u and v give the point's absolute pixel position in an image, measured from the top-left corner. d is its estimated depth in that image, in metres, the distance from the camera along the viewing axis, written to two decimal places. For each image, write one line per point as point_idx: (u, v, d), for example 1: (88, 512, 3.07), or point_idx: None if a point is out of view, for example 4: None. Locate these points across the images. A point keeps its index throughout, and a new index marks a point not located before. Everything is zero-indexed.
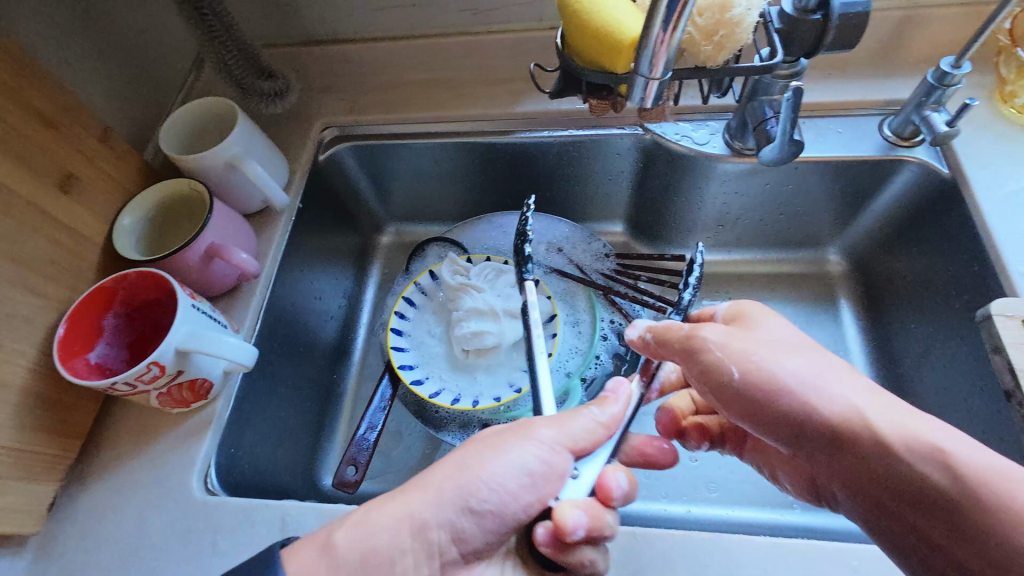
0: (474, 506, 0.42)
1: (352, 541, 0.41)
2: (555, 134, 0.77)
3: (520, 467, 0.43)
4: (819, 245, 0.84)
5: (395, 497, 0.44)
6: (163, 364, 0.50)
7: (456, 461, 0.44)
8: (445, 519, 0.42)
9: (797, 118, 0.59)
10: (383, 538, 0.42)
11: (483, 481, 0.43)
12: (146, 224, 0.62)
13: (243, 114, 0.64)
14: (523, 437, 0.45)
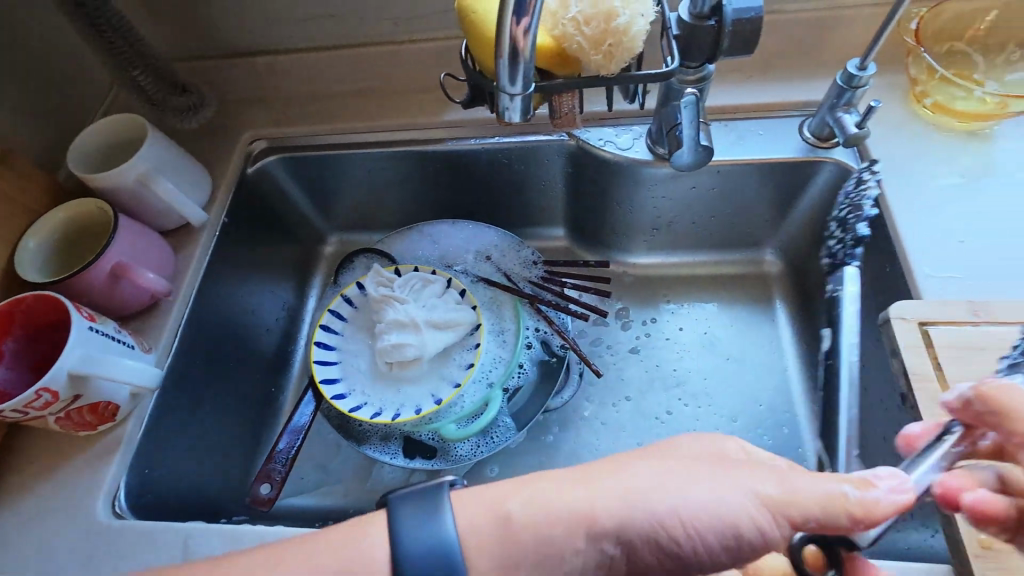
0: (654, 532, 0.38)
1: (540, 513, 0.38)
2: (483, 142, 0.77)
3: (703, 508, 0.38)
4: (758, 245, 0.84)
5: (590, 485, 0.39)
6: (54, 389, 0.50)
7: (678, 478, 0.40)
8: (616, 533, 0.38)
9: (699, 122, 0.60)
10: (559, 527, 0.38)
11: (665, 503, 0.38)
12: (53, 244, 0.61)
13: (152, 130, 0.63)
14: (733, 484, 0.39)
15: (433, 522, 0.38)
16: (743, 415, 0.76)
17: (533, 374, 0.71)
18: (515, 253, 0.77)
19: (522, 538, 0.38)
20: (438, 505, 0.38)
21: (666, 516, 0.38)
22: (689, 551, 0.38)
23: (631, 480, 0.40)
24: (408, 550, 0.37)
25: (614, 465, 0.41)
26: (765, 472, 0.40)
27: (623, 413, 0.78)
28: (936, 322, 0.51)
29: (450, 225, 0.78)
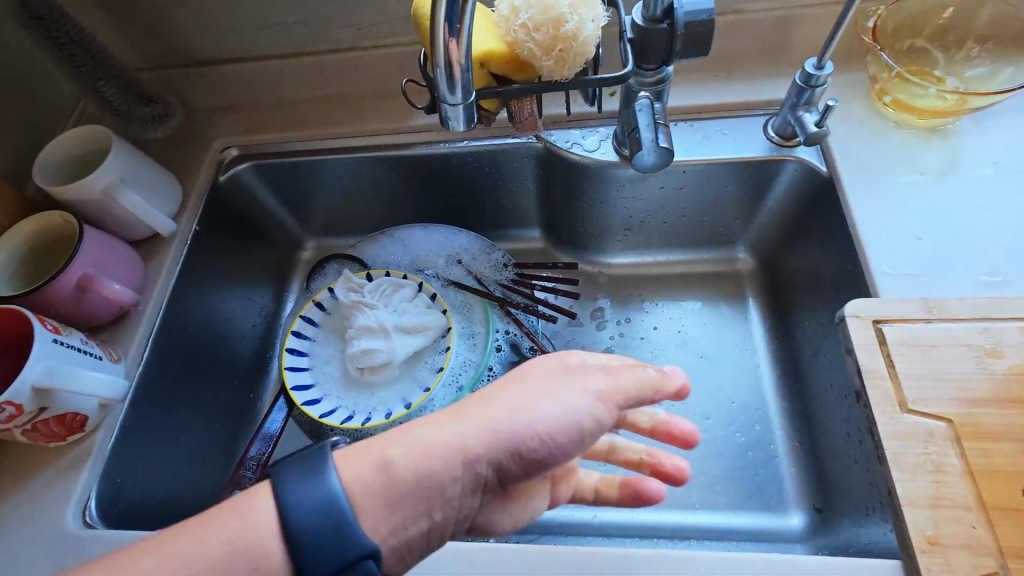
0: (517, 446, 0.42)
1: (420, 455, 0.41)
2: (452, 145, 0.78)
3: (557, 418, 0.42)
4: (730, 243, 0.84)
5: (458, 421, 0.42)
6: (18, 403, 0.50)
7: (531, 392, 0.44)
8: (489, 454, 0.42)
9: (657, 124, 0.60)
10: (439, 460, 0.41)
11: (522, 418, 0.42)
12: (20, 257, 0.62)
13: (118, 142, 0.64)
14: (571, 386, 0.44)
15: (319, 482, 0.38)
16: (715, 413, 0.76)
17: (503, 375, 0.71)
18: (486, 255, 0.78)
19: (408, 481, 0.40)
20: (322, 466, 0.39)
21: (529, 432, 0.42)
22: (550, 455, 0.43)
23: (491, 406, 0.43)
24: (294, 509, 0.37)
25: (480, 401, 0.44)
26: (596, 377, 0.45)
27: None
28: (891, 321, 0.51)
29: (422, 228, 0.78)
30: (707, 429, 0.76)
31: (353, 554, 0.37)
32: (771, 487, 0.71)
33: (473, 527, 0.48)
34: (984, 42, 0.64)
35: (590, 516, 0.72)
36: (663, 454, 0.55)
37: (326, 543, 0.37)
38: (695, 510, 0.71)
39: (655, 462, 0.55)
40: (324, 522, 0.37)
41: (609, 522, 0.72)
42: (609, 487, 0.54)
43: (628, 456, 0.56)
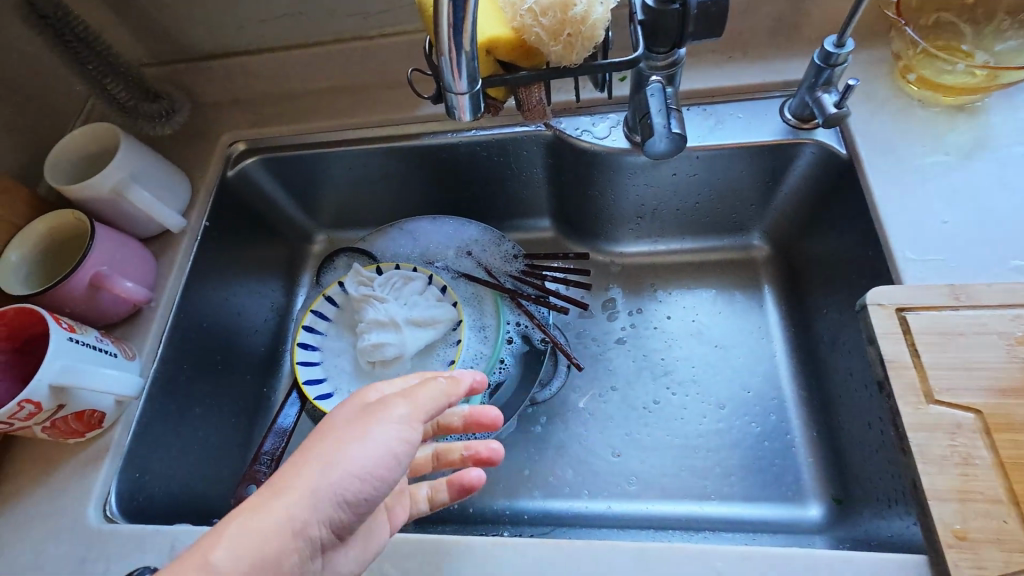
0: (342, 497, 0.36)
1: (245, 550, 0.33)
2: (460, 135, 0.76)
3: (373, 456, 0.37)
4: (745, 230, 0.82)
5: (270, 499, 0.35)
6: (37, 401, 0.51)
7: (340, 436, 0.37)
8: (317, 515, 0.35)
9: (670, 108, 0.59)
10: (265, 544, 0.33)
11: (335, 470, 0.36)
12: (34, 257, 0.62)
13: (126, 139, 0.64)
14: (378, 421, 0.38)
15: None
16: (730, 401, 0.76)
17: (515, 368, 0.70)
18: (495, 247, 0.77)
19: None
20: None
21: (351, 480, 0.36)
22: (381, 494, 0.38)
23: (296, 471, 0.36)
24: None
25: (283, 474, 0.36)
26: (397, 405, 0.40)
27: (610, 403, 0.79)
28: (919, 309, 0.49)
29: (429, 221, 0.78)
30: (722, 418, 0.75)
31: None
32: (787, 476, 0.70)
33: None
34: (1016, 13, 0.61)
35: (604, 507, 0.72)
36: (478, 441, 0.55)
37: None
38: (710, 500, 0.71)
39: (473, 452, 0.55)
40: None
41: (623, 512, 0.72)
42: (438, 491, 0.53)
43: (451, 456, 0.56)
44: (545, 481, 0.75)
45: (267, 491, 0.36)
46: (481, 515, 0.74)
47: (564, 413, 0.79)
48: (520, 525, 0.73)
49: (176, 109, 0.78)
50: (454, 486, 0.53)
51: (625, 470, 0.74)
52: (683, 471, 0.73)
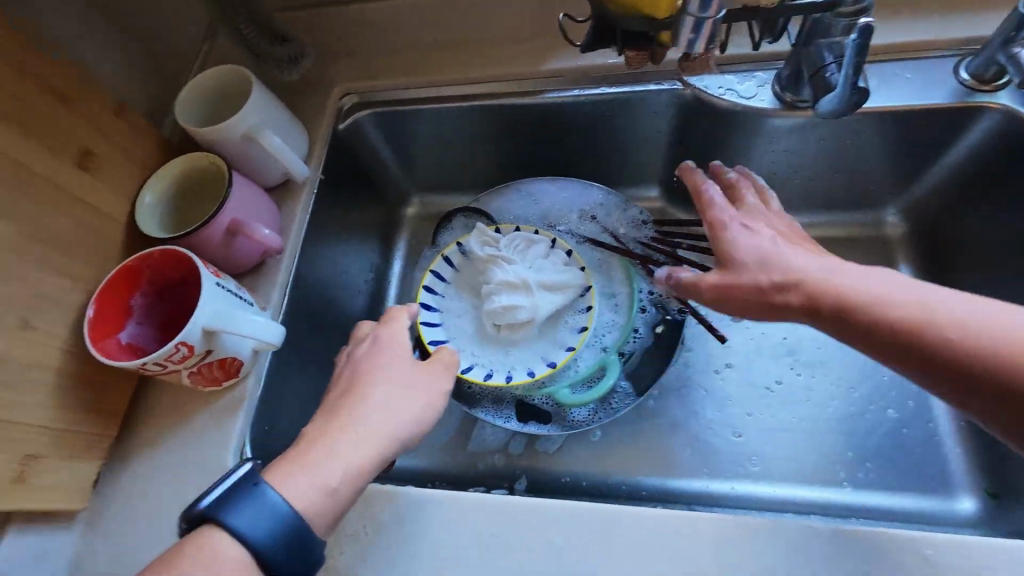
0: (412, 434, 0.44)
1: (346, 475, 0.41)
2: (586, 92, 0.72)
3: (432, 402, 0.46)
4: (877, 205, 0.77)
5: (360, 435, 0.42)
6: (191, 344, 0.50)
7: (400, 381, 0.46)
8: (397, 448, 0.43)
9: (859, 63, 0.52)
10: (362, 465, 0.42)
11: (407, 414, 0.44)
12: (166, 201, 0.61)
13: (258, 82, 0.61)
14: (429, 380, 0.47)
15: (253, 499, 0.38)
16: (863, 385, 0.72)
17: (648, 340, 0.67)
18: (622, 212, 0.73)
19: (345, 491, 0.41)
20: (250, 483, 0.39)
21: (421, 423, 0.45)
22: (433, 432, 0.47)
23: (368, 408, 0.44)
24: (237, 525, 0.37)
25: (359, 411, 0.44)
26: (441, 361, 0.49)
27: (728, 381, 0.75)
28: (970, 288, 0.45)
29: (552, 181, 0.74)
30: (852, 402, 0.72)
31: (294, 534, 0.38)
32: (930, 466, 0.67)
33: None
34: None
35: (726, 487, 0.70)
36: None
37: (273, 537, 0.37)
38: (841, 488, 0.68)
39: None
40: (270, 529, 0.37)
41: (746, 494, 0.69)
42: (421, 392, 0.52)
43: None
44: (658, 458, 0.73)
45: (340, 421, 0.43)
46: (593, 489, 0.72)
47: (679, 390, 0.75)
48: (636, 500, 0.70)
49: (304, 55, 0.77)
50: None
51: (745, 452, 0.71)
52: (811, 455, 0.70)
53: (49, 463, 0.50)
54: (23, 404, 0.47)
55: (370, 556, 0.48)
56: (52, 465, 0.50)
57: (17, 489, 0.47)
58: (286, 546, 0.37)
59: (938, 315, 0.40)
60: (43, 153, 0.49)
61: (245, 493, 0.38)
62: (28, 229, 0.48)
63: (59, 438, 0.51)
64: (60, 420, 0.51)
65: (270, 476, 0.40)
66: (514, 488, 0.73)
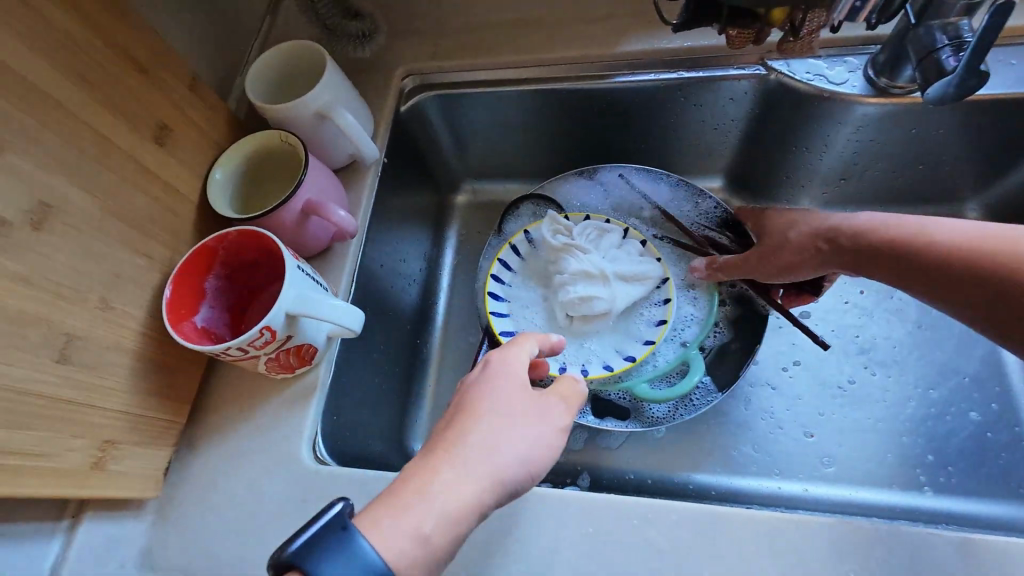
0: (515, 481, 0.40)
1: (444, 524, 0.36)
2: (661, 77, 0.69)
3: (540, 447, 0.41)
4: (957, 200, 0.74)
5: (463, 475, 0.38)
6: (274, 329, 0.48)
7: (507, 416, 0.42)
8: (496, 494, 0.39)
9: (984, 45, 0.48)
10: (461, 511, 0.37)
11: (514, 459, 0.40)
12: (235, 180, 0.58)
13: (331, 58, 0.59)
14: (539, 421, 0.42)
15: (347, 553, 0.34)
16: (941, 386, 0.70)
17: (728, 335, 0.66)
18: (697, 206, 0.71)
19: (439, 542, 0.36)
20: (343, 535, 0.34)
21: (527, 469, 0.40)
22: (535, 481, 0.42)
23: (471, 445, 0.39)
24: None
25: (462, 447, 0.39)
26: (553, 401, 0.44)
27: (797, 379, 0.72)
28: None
29: (624, 169, 0.72)
30: (931, 403, 0.69)
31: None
32: (1019, 471, 0.65)
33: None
34: None
35: (800, 489, 0.67)
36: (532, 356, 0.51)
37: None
38: (922, 492, 0.65)
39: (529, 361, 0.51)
40: None
41: (822, 497, 0.66)
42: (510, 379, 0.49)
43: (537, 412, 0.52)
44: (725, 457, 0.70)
45: (440, 458, 0.39)
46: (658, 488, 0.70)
47: (748, 389, 0.72)
48: (705, 500, 0.67)
49: (376, 32, 0.74)
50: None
51: (819, 453, 0.68)
52: (889, 458, 0.67)
53: (124, 449, 0.48)
54: (102, 387, 0.45)
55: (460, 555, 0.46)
56: (127, 452, 0.48)
57: (95, 475, 0.46)
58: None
59: (982, 233, 0.46)
60: (122, 126, 0.48)
61: (337, 540, 0.34)
62: (108, 204, 0.46)
63: (134, 423, 0.49)
64: (136, 404, 0.49)
65: (363, 522, 0.36)
66: (577, 484, 0.69)
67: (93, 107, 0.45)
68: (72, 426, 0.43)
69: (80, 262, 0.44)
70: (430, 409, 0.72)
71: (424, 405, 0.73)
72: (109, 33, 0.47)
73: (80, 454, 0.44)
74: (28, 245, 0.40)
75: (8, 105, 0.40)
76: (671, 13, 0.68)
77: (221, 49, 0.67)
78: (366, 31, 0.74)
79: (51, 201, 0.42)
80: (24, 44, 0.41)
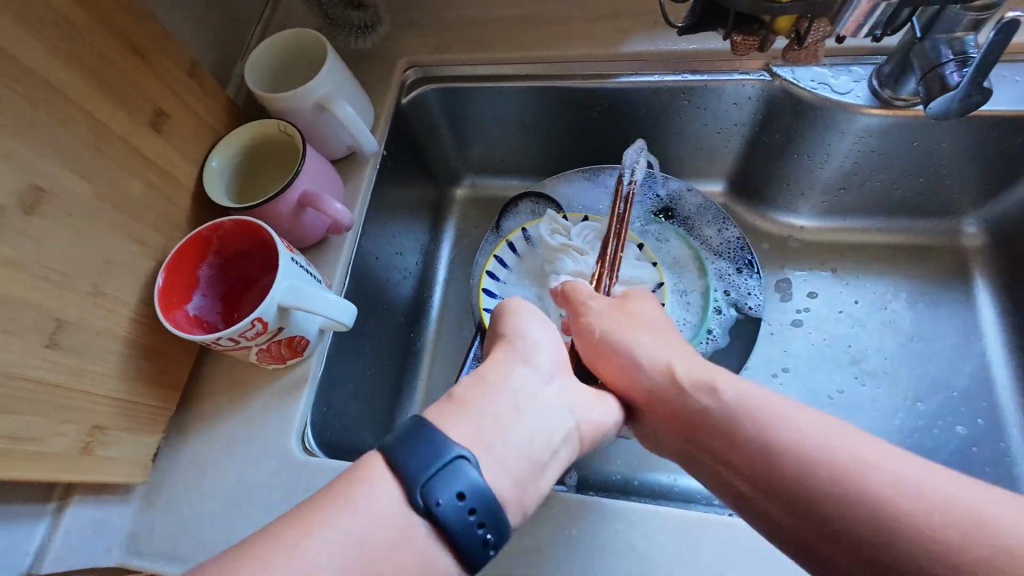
0: (541, 338, 0.46)
1: (474, 385, 0.41)
2: (665, 78, 0.68)
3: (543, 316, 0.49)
4: (956, 214, 0.74)
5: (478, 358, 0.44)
6: (266, 320, 0.48)
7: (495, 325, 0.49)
8: (520, 351, 0.45)
9: (990, 61, 0.48)
10: (501, 379, 0.42)
11: (528, 326, 0.47)
12: (233, 168, 0.58)
13: (333, 48, 0.58)
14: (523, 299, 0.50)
15: (419, 430, 0.35)
16: (930, 399, 0.70)
17: (722, 341, 0.66)
18: (702, 214, 0.72)
19: (493, 407, 0.39)
20: (417, 419, 0.36)
21: (548, 329, 0.47)
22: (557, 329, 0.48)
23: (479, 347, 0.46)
24: (398, 452, 0.34)
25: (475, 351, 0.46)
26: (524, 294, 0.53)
27: (788, 386, 0.72)
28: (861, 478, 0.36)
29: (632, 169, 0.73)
30: (920, 415, 0.69)
31: (459, 485, 0.33)
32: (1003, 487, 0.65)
33: (578, 420, 0.44)
34: None
35: None
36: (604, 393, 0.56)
37: (438, 482, 0.33)
38: None
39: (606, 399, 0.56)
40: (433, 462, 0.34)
41: None
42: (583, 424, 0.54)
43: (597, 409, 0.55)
44: None
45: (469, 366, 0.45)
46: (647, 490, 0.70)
47: None
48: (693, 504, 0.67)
49: (379, 23, 0.74)
50: (608, 387, 0.50)
51: None
52: None
53: (112, 435, 0.48)
54: (92, 373, 0.45)
55: None
56: (115, 438, 0.48)
57: (82, 460, 0.46)
58: (449, 499, 0.33)
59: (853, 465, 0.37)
60: (118, 111, 0.47)
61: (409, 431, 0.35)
62: (102, 190, 0.46)
63: (123, 410, 0.49)
64: (125, 391, 0.49)
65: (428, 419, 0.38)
66: (565, 483, 0.68)
67: (89, 92, 0.45)
68: (61, 412, 0.43)
69: (72, 247, 0.43)
70: (421, 401, 0.73)
71: (415, 398, 0.73)
72: (108, 18, 0.47)
73: (67, 440, 0.44)
74: (19, 230, 0.40)
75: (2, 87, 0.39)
76: (678, 15, 0.68)
77: (221, 35, 0.67)
78: (369, 21, 0.73)
79: (44, 185, 0.42)
80: (19, 26, 0.40)
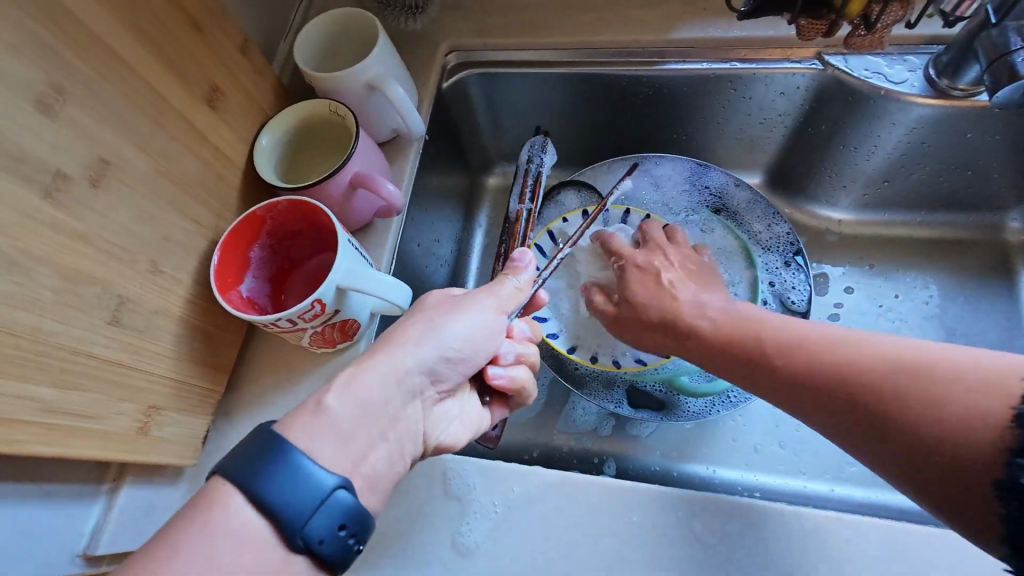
0: (448, 356, 0.44)
1: (350, 402, 0.39)
2: (714, 65, 0.67)
3: (469, 334, 0.45)
4: (1001, 209, 0.74)
5: (365, 362, 0.41)
6: (324, 302, 0.47)
7: (423, 315, 0.45)
8: (422, 369, 0.43)
9: None
10: (375, 398, 0.40)
11: (447, 340, 0.44)
12: (280, 148, 0.57)
13: (384, 28, 0.57)
14: (469, 304, 0.46)
15: (281, 464, 0.34)
16: None
17: None
18: (751, 210, 0.71)
19: (358, 428, 0.39)
20: (278, 448, 0.35)
21: (466, 348, 0.45)
22: (479, 358, 0.46)
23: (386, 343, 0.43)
24: (263, 490, 0.33)
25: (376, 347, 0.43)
26: (481, 292, 0.48)
27: None
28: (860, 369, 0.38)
29: (681, 160, 0.71)
30: None
31: (337, 518, 0.34)
32: None
33: (427, 443, 0.46)
34: None
35: (829, 490, 0.66)
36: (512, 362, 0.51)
37: (314, 518, 0.34)
38: None
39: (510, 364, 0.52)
40: (303, 496, 0.34)
41: (850, 498, 0.65)
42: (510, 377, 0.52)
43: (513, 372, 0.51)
44: None
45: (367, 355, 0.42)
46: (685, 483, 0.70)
47: None
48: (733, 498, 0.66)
49: (427, 4, 0.73)
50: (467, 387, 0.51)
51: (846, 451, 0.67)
52: None
53: (167, 415, 0.47)
54: (151, 352, 0.45)
55: (499, 535, 0.49)
56: (170, 418, 0.48)
57: (140, 439, 0.45)
58: (329, 532, 0.34)
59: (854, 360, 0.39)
60: (177, 85, 0.46)
61: (271, 457, 0.34)
62: (161, 165, 0.45)
63: (178, 390, 0.48)
64: (180, 370, 0.48)
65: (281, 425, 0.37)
66: (603, 472, 0.68)
67: (150, 64, 0.44)
68: (121, 390, 0.42)
69: (133, 222, 0.43)
70: None
71: None
72: None
73: (127, 418, 0.43)
74: (85, 202, 0.39)
75: (70, 55, 0.38)
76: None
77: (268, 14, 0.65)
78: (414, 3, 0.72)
79: (109, 158, 0.41)
80: None
